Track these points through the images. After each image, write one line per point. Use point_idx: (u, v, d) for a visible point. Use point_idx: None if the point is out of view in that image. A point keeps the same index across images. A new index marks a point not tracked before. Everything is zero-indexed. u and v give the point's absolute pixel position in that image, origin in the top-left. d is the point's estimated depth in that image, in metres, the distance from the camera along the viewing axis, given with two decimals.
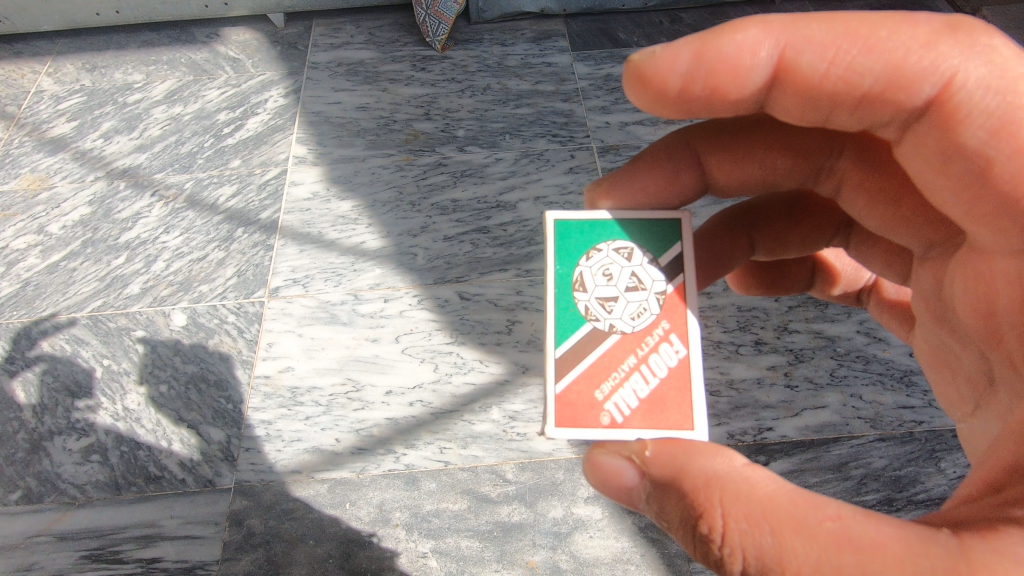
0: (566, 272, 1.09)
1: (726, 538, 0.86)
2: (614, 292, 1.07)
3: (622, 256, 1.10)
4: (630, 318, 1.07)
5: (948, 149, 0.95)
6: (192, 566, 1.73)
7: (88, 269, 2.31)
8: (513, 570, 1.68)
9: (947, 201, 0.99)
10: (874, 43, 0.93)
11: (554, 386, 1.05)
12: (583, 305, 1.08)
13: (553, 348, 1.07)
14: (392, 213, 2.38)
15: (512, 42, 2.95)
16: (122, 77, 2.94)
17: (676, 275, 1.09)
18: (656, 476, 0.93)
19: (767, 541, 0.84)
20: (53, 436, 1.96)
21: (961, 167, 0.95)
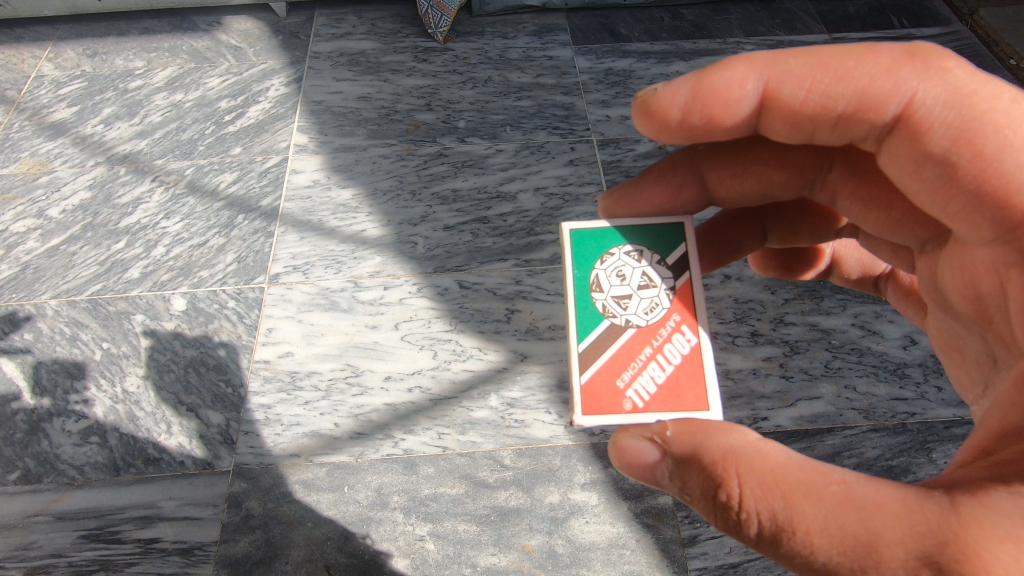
0: (583, 275, 1.15)
1: (743, 507, 0.88)
2: (627, 290, 1.13)
3: (633, 257, 1.15)
4: (644, 313, 1.12)
5: (918, 159, 0.99)
6: (191, 547, 1.74)
7: (88, 253, 2.31)
8: (509, 554, 1.69)
9: (925, 202, 1.02)
10: (842, 73, 0.99)
11: (578, 378, 1.08)
12: (600, 303, 1.13)
13: (576, 343, 1.11)
14: (393, 202, 2.40)
15: (514, 36, 2.96)
16: (122, 64, 2.94)
17: (682, 271, 1.14)
18: (678, 454, 0.95)
19: (780, 506, 0.86)
20: (52, 418, 1.96)
21: (933, 171, 0.98)
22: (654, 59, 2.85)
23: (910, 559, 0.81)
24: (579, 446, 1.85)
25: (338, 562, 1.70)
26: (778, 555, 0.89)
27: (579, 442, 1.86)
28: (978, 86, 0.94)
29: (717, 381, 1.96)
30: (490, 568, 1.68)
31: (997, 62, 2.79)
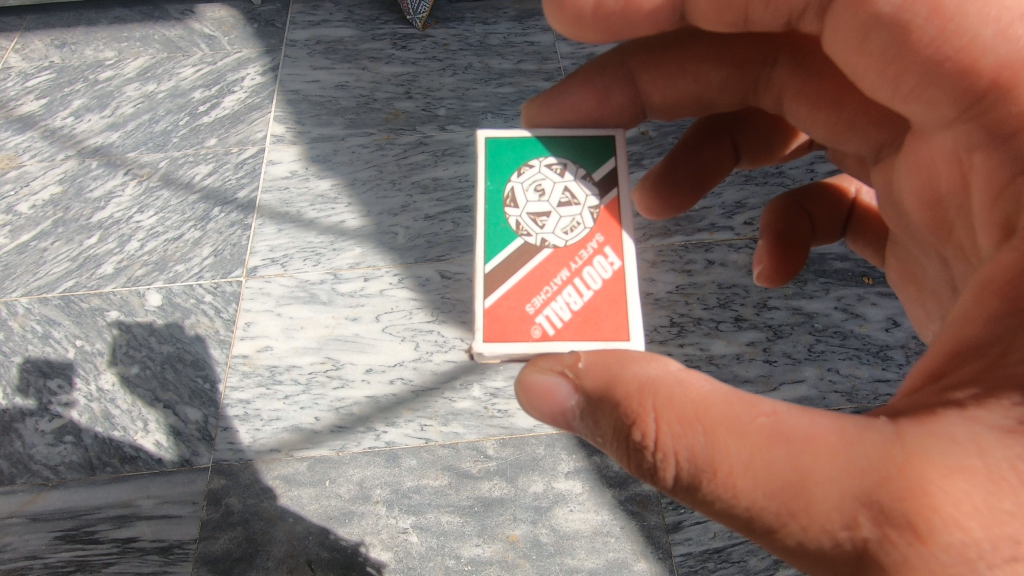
0: (496, 187, 1.10)
1: (659, 444, 0.80)
2: (545, 207, 1.08)
3: (554, 171, 1.12)
4: (563, 233, 1.07)
5: (866, 20, 0.91)
6: (169, 545, 1.71)
7: (60, 249, 2.26)
8: (493, 545, 1.68)
9: (875, 83, 0.96)
10: None
11: (483, 300, 1.03)
12: (515, 220, 1.08)
13: (484, 263, 1.05)
14: (373, 191, 2.36)
15: (495, 21, 2.91)
16: (92, 54, 2.86)
17: (608, 190, 1.11)
18: (588, 387, 0.87)
19: (699, 443, 0.79)
20: (25, 418, 1.92)
21: (881, 39, 0.90)
22: None
23: (846, 499, 0.73)
24: (563, 435, 1.84)
25: (320, 557, 1.68)
26: (698, 503, 0.81)
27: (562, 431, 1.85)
28: None
29: (700, 366, 1.95)
30: (475, 559, 1.67)
31: None
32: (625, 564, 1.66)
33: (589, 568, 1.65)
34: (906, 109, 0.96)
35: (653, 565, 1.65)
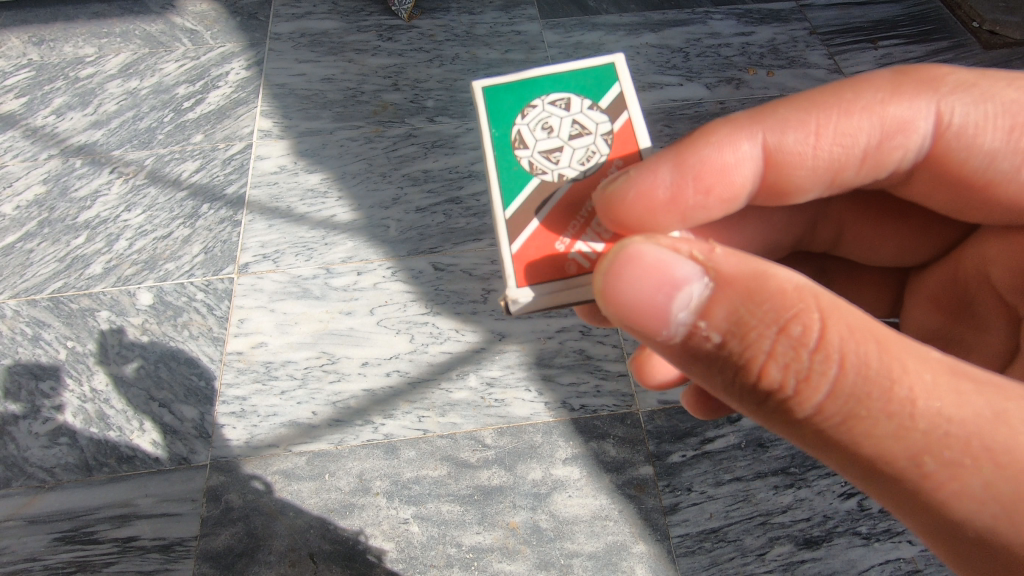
0: (503, 133, 1.02)
1: (820, 347, 0.76)
2: (558, 141, 1.00)
3: (561, 109, 1.03)
4: (581, 164, 1.00)
5: (879, 381, 0.74)
6: (170, 544, 1.71)
7: (47, 249, 2.23)
8: (494, 532, 1.70)
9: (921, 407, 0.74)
10: (822, 130, 0.99)
11: (503, 215, 0.98)
12: (526, 161, 1.00)
13: (501, 208, 0.98)
14: (363, 185, 2.34)
15: (481, 11, 2.90)
16: (72, 50, 2.81)
17: (620, 113, 1.02)
18: (726, 273, 0.79)
19: (875, 355, 0.75)
20: (17, 420, 1.91)
21: (879, 412, 0.75)
22: (624, 30, 2.81)
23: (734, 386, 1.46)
24: (560, 422, 1.86)
25: (322, 550, 1.69)
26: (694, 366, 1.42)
27: (559, 418, 1.86)
28: None
29: None
30: (476, 547, 1.69)
31: (960, 25, 2.82)
32: (625, 547, 1.68)
33: (589, 552, 1.68)
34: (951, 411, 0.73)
35: (652, 547, 1.68)
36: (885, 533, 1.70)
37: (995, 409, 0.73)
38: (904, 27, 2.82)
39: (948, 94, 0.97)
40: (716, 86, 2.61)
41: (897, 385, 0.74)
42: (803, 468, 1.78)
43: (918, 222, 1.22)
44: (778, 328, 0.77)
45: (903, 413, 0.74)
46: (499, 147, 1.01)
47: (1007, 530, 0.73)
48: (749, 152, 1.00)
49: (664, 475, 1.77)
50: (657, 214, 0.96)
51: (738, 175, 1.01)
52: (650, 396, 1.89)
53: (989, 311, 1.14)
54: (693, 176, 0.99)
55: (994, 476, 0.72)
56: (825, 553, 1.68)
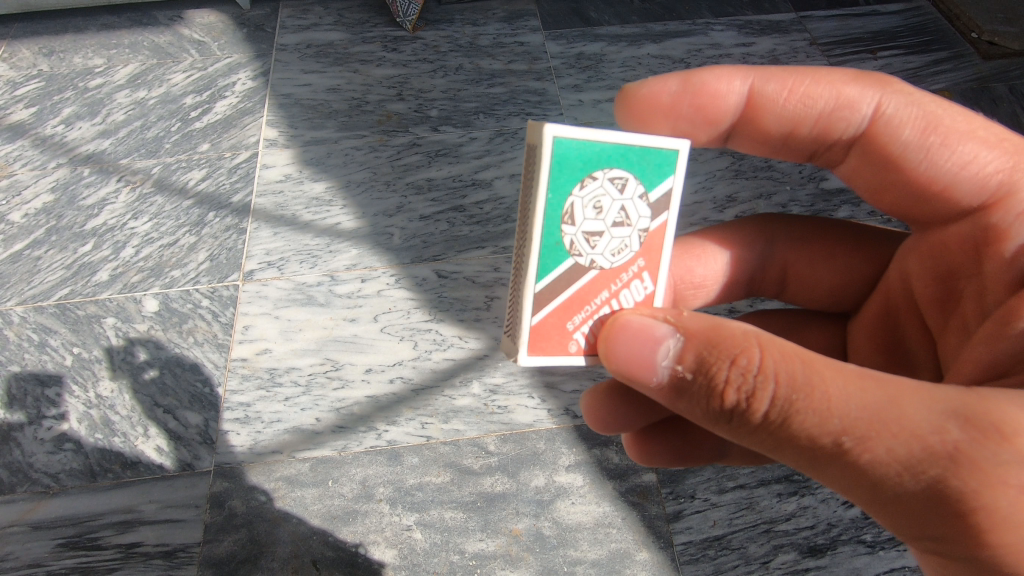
0: (557, 201, 0.96)
1: (761, 370, 0.83)
2: (601, 227, 0.98)
3: (616, 186, 0.98)
4: (610, 255, 1.01)
5: (795, 385, 0.82)
6: (174, 549, 1.71)
7: (54, 257, 2.25)
8: (497, 539, 1.70)
9: (838, 398, 0.81)
10: (798, 93, 1.14)
11: (530, 317, 1.00)
12: (568, 239, 0.98)
13: (534, 281, 0.98)
14: (368, 193, 2.37)
15: (484, 23, 2.93)
16: (81, 61, 2.85)
17: (659, 211, 1.02)
18: (692, 329, 0.87)
19: (800, 370, 0.82)
20: (23, 427, 1.91)
21: (804, 411, 0.81)
22: (625, 42, 2.84)
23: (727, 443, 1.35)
24: (563, 429, 1.86)
25: (325, 557, 1.69)
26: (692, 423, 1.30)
27: (562, 425, 1.87)
28: (951, 456, 0.78)
29: None
30: (479, 554, 1.68)
31: (959, 35, 2.84)
32: (628, 555, 1.68)
33: (592, 559, 1.67)
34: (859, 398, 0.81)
35: (655, 555, 1.68)
36: (889, 541, 1.70)
37: (897, 394, 0.81)
38: (903, 38, 2.85)
39: (891, 88, 1.11)
40: None
41: (815, 391, 0.81)
42: (807, 476, 1.78)
43: (841, 261, 1.32)
44: (716, 360, 0.84)
45: (824, 412, 0.81)
46: (549, 217, 0.96)
47: (936, 482, 0.79)
48: (740, 86, 1.14)
49: (667, 483, 1.77)
50: (696, 102, 1.14)
51: (727, 103, 1.15)
52: None
53: (915, 339, 1.19)
54: (703, 88, 1.13)
55: (896, 444, 0.80)
56: (829, 561, 1.68)
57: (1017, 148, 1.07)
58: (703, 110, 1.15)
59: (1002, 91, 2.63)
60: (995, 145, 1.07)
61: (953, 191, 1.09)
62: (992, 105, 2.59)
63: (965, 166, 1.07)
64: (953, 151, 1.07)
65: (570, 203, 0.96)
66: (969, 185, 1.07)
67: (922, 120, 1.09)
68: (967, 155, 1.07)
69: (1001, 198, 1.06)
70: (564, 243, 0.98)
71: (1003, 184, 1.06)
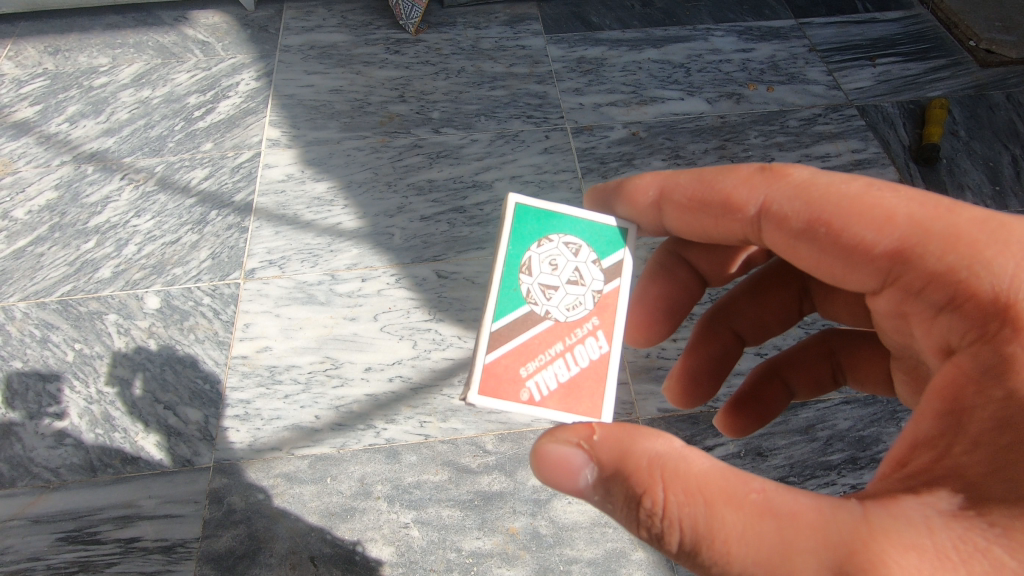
0: (516, 253, 1.08)
1: (663, 515, 0.87)
2: (556, 282, 1.08)
3: (570, 249, 1.10)
4: (565, 309, 1.08)
5: (703, 530, 0.85)
6: (173, 545, 1.72)
7: (57, 253, 2.27)
8: (494, 537, 1.71)
9: (738, 542, 0.84)
10: (697, 194, 1.11)
11: (484, 355, 1.04)
12: (525, 287, 1.07)
13: (492, 321, 1.05)
14: (369, 193, 2.38)
15: (486, 26, 2.96)
16: (86, 60, 2.87)
17: (614, 277, 1.11)
18: (604, 460, 0.92)
19: (702, 514, 0.86)
20: (24, 421, 1.93)
21: (710, 553, 0.85)
22: (626, 46, 2.86)
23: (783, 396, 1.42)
24: None
25: (323, 553, 1.70)
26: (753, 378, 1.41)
27: None
28: None
29: None
30: (476, 552, 1.69)
31: (957, 43, 2.86)
32: (624, 554, 1.69)
33: (588, 559, 1.68)
34: (757, 545, 0.83)
35: (651, 555, 1.69)
36: None
37: (791, 541, 0.83)
38: (902, 45, 2.87)
39: (778, 180, 1.03)
40: (717, 101, 2.66)
41: (715, 539, 0.85)
42: (802, 477, 1.79)
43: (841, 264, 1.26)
44: (633, 499, 0.89)
45: (722, 563, 0.84)
46: (509, 268, 1.08)
47: None
48: (655, 183, 1.14)
49: None
50: (634, 196, 1.15)
51: (644, 199, 1.14)
52: (652, 404, 1.90)
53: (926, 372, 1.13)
54: (628, 190, 1.16)
55: None
56: None
57: (922, 215, 0.94)
58: (632, 199, 1.15)
59: (999, 99, 2.65)
60: (898, 220, 0.95)
61: (868, 269, 0.98)
62: (989, 113, 2.61)
63: (873, 240, 0.95)
64: (854, 229, 0.96)
65: (529, 258, 1.08)
66: (882, 259, 0.96)
67: (811, 210, 0.99)
68: (870, 231, 0.96)
69: (920, 269, 0.94)
70: (522, 291, 1.07)
71: (912, 253, 0.94)
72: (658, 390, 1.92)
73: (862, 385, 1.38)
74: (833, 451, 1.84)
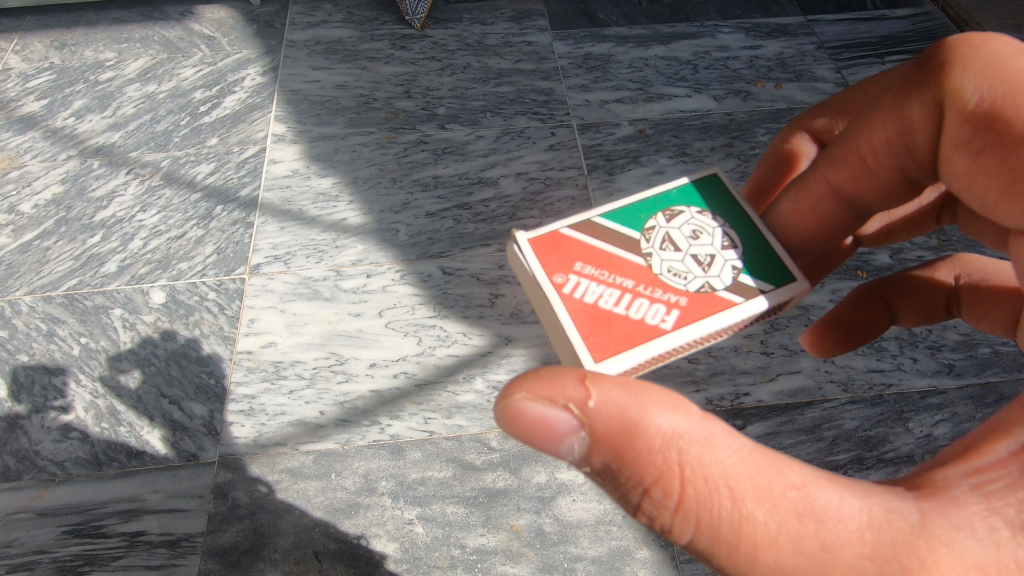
0: (673, 198, 1.17)
1: (680, 508, 0.85)
2: (683, 245, 1.11)
3: (715, 236, 1.13)
4: (671, 270, 1.08)
5: (730, 529, 0.84)
6: (177, 539, 1.73)
7: (63, 247, 2.27)
8: (498, 534, 1.71)
9: (769, 539, 0.83)
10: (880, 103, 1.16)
11: (566, 225, 1.13)
12: (655, 225, 1.13)
13: (603, 214, 1.14)
14: (374, 189, 2.38)
15: (492, 22, 2.95)
16: (92, 55, 2.87)
17: (734, 291, 1.07)
18: (601, 432, 0.83)
19: (727, 508, 0.84)
20: (30, 415, 1.93)
21: (733, 546, 0.85)
22: (633, 42, 2.85)
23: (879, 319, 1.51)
24: None
25: (326, 549, 1.70)
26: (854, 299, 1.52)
27: None
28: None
29: (699, 358, 1.98)
30: (479, 549, 1.69)
31: None
32: (628, 552, 1.68)
33: (592, 557, 1.68)
34: (784, 541, 0.83)
35: (655, 553, 1.68)
36: None
37: (827, 544, 0.83)
38: (911, 43, 2.84)
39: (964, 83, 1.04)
40: (724, 98, 2.64)
41: (743, 542, 0.84)
42: None
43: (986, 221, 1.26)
44: (644, 489, 0.86)
45: (747, 560, 0.85)
46: (657, 201, 1.16)
47: None
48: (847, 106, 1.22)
49: None
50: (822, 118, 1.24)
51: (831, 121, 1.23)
52: None
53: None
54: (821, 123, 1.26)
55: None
56: None
57: None
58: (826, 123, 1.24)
59: None
60: None
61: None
62: None
63: None
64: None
65: (682, 209, 1.15)
66: None
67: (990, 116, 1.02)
68: None
69: None
70: (648, 226, 1.13)
71: None
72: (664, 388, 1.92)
73: (974, 322, 1.43)
74: (839, 450, 1.82)
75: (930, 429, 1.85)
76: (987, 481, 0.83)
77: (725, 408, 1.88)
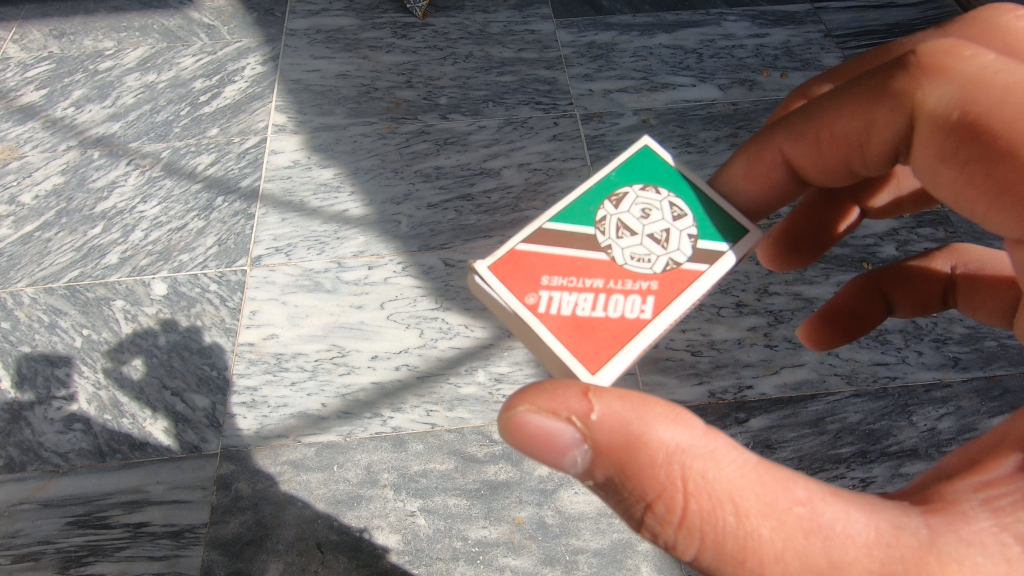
0: (617, 183, 1.15)
1: (684, 523, 0.84)
2: (638, 227, 1.10)
3: (668, 210, 1.12)
4: (633, 255, 1.08)
5: (734, 544, 0.83)
6: (181, 530, 1.74)
7: (65, 239, 2.26)
8: (500, 526, 1.71)
9: (773, 555, 0.82)
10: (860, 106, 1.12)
11: (519, 242, 1.09)
12: (604, 214, 1.11)
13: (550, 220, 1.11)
14: (376, 180, 2.36)
15: (495, 10, 2.91)
16: (91, 44, 2.85)
17: (702, 262, 1.08)
18: (602, 444, 0.83)
19: (731, 525, 0.83)
20: (33, 407, 1.94)
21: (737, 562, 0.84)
22: (637, 30, 2.81)
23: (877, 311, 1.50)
24: None
25: (329, 540, 1.71)
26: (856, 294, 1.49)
27: None
28: None
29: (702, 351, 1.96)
30: (481, 541, 1.70)
31: None
32: (630, 545, 1.68)
33: (594, 549, 1.68)
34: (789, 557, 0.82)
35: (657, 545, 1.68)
36: None
37: (835, 560, 0.82)
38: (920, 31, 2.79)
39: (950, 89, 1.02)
40: (729, 88, 2.61)
41: (749, 559, 0.83)
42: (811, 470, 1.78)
43: None
44: (647, 505, 0.85)
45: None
46: (603, 190, 1.14)
47: None
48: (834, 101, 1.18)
49: None
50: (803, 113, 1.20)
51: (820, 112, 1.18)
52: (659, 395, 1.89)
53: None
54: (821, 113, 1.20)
55: None
56: None
57: None
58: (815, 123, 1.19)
59: None
60: None
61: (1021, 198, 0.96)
62: None
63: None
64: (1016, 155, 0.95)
65: (627, 192, 1.14)
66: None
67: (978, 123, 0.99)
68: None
69: None
70: (598, 217, 1.11)
71: None
72: (667, 381, 1.91)
73: (973, 311, 1.44)
74: (842, 444, 1.82)
75: (934, 422, 1.84)
76: (996, 496, 0.83)
77: (727, 401, 1.88)
